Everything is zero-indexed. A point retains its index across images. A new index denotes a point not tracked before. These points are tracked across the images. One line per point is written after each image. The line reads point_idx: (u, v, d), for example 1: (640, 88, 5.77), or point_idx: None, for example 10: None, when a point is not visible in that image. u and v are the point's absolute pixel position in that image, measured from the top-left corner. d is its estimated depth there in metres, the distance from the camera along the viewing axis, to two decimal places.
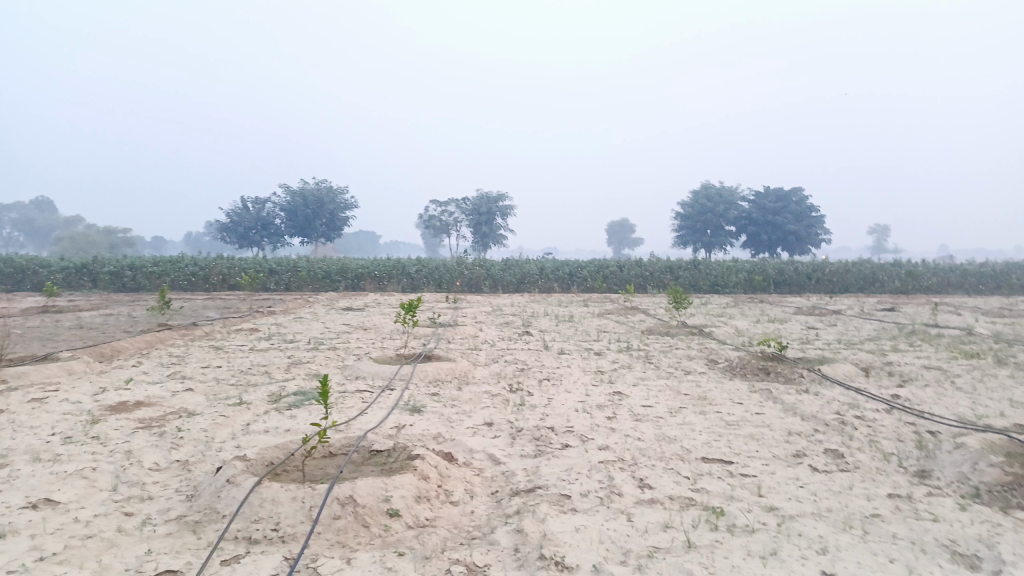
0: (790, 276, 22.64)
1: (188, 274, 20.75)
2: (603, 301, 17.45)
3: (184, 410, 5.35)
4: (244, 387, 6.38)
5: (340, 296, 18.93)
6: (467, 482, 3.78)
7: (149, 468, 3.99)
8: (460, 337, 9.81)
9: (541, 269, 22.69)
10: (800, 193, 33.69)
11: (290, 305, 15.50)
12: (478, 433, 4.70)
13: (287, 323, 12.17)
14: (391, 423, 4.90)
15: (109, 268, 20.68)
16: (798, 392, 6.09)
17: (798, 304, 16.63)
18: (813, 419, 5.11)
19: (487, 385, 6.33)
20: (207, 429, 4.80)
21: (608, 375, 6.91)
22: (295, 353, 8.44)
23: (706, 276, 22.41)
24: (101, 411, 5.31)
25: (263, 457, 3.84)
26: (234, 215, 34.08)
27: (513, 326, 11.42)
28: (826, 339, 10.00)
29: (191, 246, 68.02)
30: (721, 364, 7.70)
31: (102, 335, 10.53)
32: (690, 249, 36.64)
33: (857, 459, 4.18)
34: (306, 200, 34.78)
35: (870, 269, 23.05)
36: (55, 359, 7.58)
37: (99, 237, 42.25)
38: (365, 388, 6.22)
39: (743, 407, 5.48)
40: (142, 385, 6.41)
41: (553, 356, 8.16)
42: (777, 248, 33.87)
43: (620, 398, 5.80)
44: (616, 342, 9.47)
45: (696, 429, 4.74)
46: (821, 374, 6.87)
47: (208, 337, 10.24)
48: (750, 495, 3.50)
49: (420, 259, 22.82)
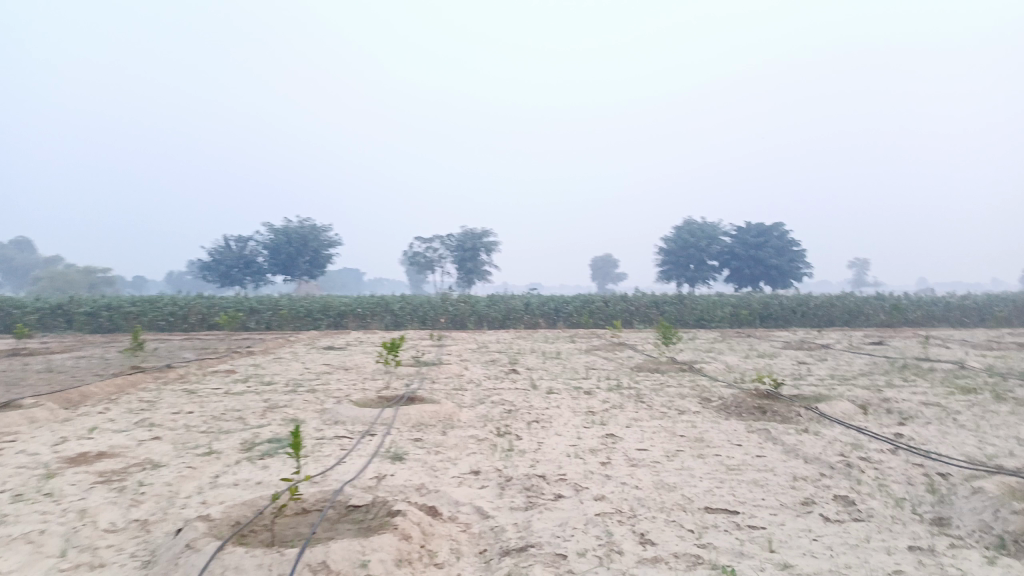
0: (776, 310, 22.58)
1: (166, 314, 20.31)
2: (589, 337, 17.21)
3: (149, 462, 5.00)
4: (216, 434, 6.02)
5: (322, 334, 18.55)
6: (452, 540, 3.47)
7: (104, 529, 3.64)
8: (445, 377, 9.50)
9: (526, 305, 22.47)
10: (782, 227, 33.90)
11: (269, 345, 15.11)
12: (464, 483, 4.40)
13: (267, 363, 11.80)
14: (371, 473, 4.58)
15: (86, 308, 20.22)
16: (797, 432, 5.83)
17: (786, 338, 16.47)
18: (816, 462, 4.86)
19: (473, 428, 6.02)
20: (172, 483, 4.46)
21: (599, 415, 6.63)
22: (272, 395, 8.10)
23: (692, 311, 22.28)
24: (59, 464, 4.94)
25: (229, 516, 3.51)
26: (216, 253, 33.75)
27: (499, 364, 11.12)
28: (818, 375, 9.79)
29: (173, 284, 67.27)
30: (715, 402, 7.43)
31: (72, 378, 10.09)
32: (674, 284, 36.64)
33: (869, 506, 3.92)
34: (289, 238, 34.49)
35: (854, 303, 23.05)
36: (17, 406, 7.18)
37: (78, 276, 41.59)
38: (344, 434, 5.89)
39: (743, 449, 5.21)
40: (107, 434, 6.03)
41: (541, 395, 7.86)
42: (760, 282, 33.93)
43: (614, 441, 5.51)
44: (605, 380, 9.20)
45: (697, 475, 4.47)
46: (820, 412, 6.63)
47: (183, 380, 9.85)
48: (760, 551, 3.22)
49: (404, 296, 22.52)
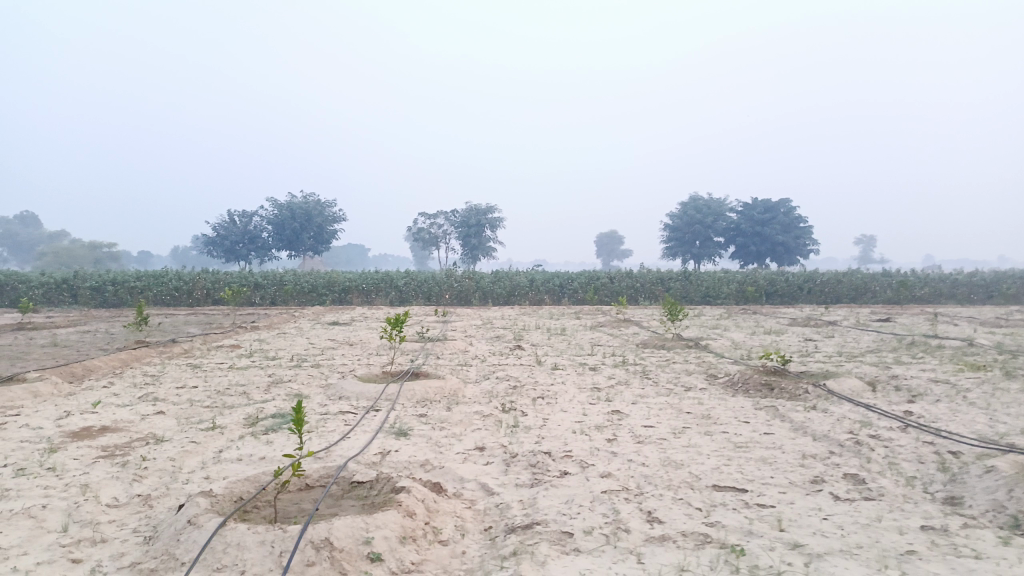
0: (782, 287, 22.46)
1: (171, 289, 20.29)
2: (594, 313, 17.15)
3: (153, 436, 4.97)
4: (219, 409, 5.99)
5: (326, 310, 18.50)
6: (457, 517, 3.42)
7: (106, 504, 3.61)
8: (450, 352, 9.45)
9: (531, 281, 22.38)
10: (789, 204, 33.61)
11: (274, 320, 15.09)
12: (468, 459, 4.36)
13: (271, 338, 11.78)
14: (375, 449, 4.54)
15: (91, 283, 20.22)
16: (805, 409, 5.77)
17: (792, 315, 16.39)
18: (825, 440, 4.80)
19: (478, 404, 5.98)
20: (174, 458, 4.42)
21: (605, 392, 6.58)
22: (276, 370, 8.07)
23: (698, 288, 22.16)
24: (61, 438, 4.91)
25: (232, 492, 3.48)
26: (221, 228, 33.69)
27: (504, 340, 11.07)
28: (826, 352, 9.71)
29: (178, 260, 67.38)
30: (722, 379, 7.38)
31: (76, 353, 10.08)
32: (679, 260, 36.49)
33: (879, 484, 3.86)
34: (293, 213, 34.39)
35: (861, 280, 22.90)
36: (21, 380, 7.16)
37: (83, 252, 41.65)
38: (348, 409, 5.85)
39: (750, 426, 5.15)
40: (110, 408, 6.01)
41: (546, 371, 7.81)
42: (766, 259, 33.74)
43: (620, 418, 5.46)
44: (611, 356, 9.15)
45: (704, 453, 4.41)
46: (828, 389, 6.56)
47: (187, 355, 9.83)
48: (770, 530, 3.17)
49: (408, 271, 22.46)
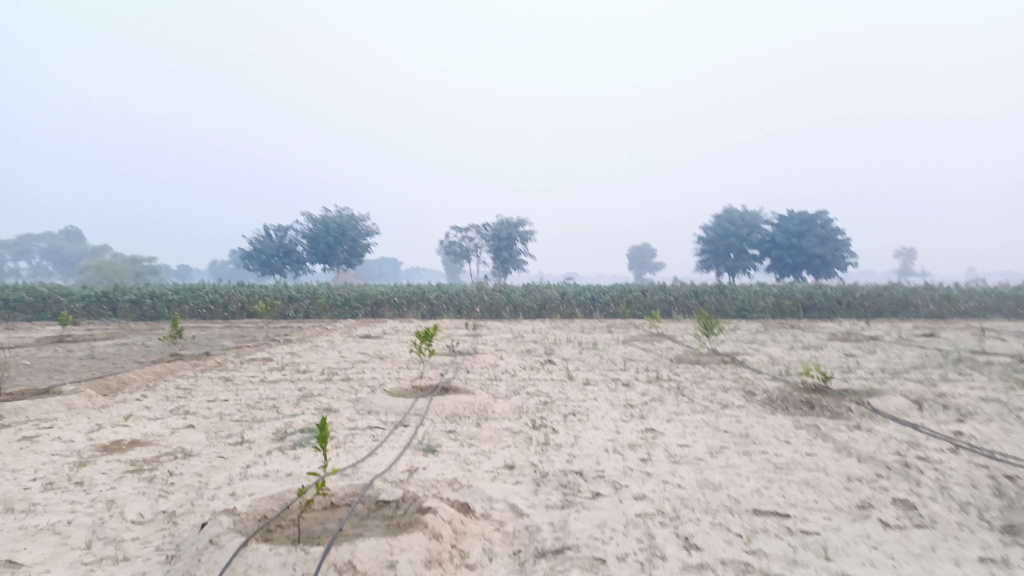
0: (820, 301, 21.97)
1: (207, 302, 20.59)
2: (627, 326, 16.94)
3: (181, 451, 4.95)
4: (249, 423, 5.96)
5: (358, 323, 18.57)
6: (485, 539, 3.30)
7: (132, 520, 3.57)
8: (480, 366, 9.36)
9: (562, 294, 22.24)
10: (826, 216, 32.98)
11: (306, 333, 15.16)
12: (498, 478, 4.24)
13: (303, 352, 11.80)
14: (403, 467, 4.44)
15: (130, 296, 20.61)
16: (848, 429, 5.55)
17: (831, 330, 15.99)
18: (870, 462, 4.59)
19: (508, 421, 5.86)
20: (201, 474, 4.38)
21: (638, 409, 6.41)
22: (306, 384, 8.05)
23: (733, 301, 21.79)
24: (92, 452, 4.91)
25: (256, 510, 3.41)
26: (257, 242, 34.18)
27: (535, 354, 10.94)
28: (868, 368, 9.39)
29: (216, 273, 68.65)
30: (759, 396, 7.15)
31: (112, 365, 10.21)
32: (713, 273, 36.02)
33: (931, 510, 3.65)
34: (327, 227, 34.76)
35: (903, 293, 22.32)
36: (57, 393, 7.24)
37: (124, 265, 42.61)
38: (377, 425, 5.78)
39: (790, 446, 4.95)
40: (141, 422, 6.02)
41: (578, 387, 7.67)
42: (803, 272, 33.12)
43: (654, 436, 5.30)
44: (644, 372, 8.96)
45: (743, 474, 4.24)
46: (871, 408, 6.31)
47: (220, 368, 9.90)
48: (815, 559, 2.99)
49: (440, 285, 22.50)
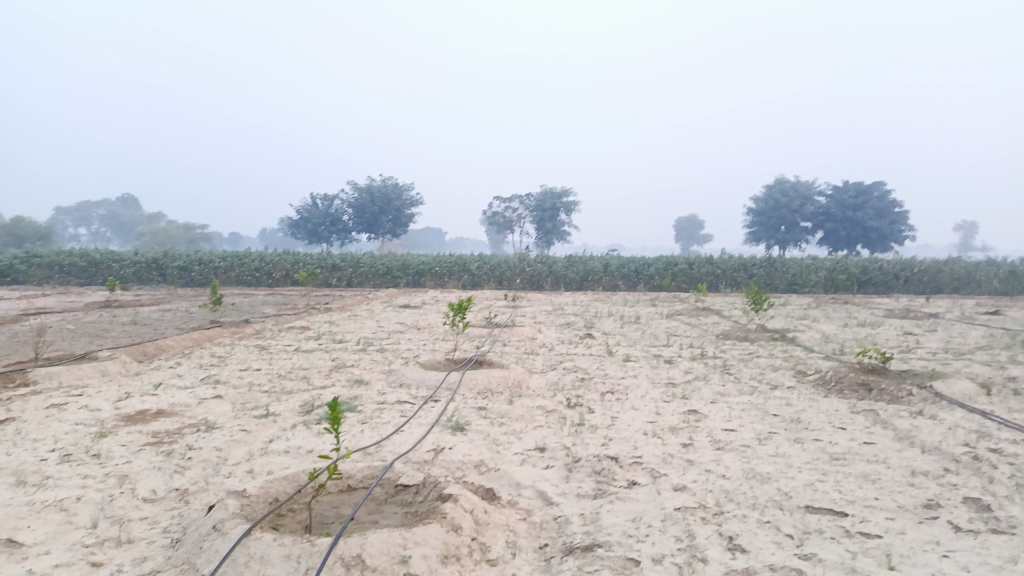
0: (876, 276, 21.08)
1: (253, 269, 20.77)
2: (671, 300, 16.45)
3: (204, 423, 4.81)
4: (277, 394, 5.81)
5: (400, 293, 18.50)
6: (509, 532, 3.05)
7: (142, 499, 3.42)
8: (517, 339, 9.10)
9: (606, 266, 21.81)
10: (884, 187, 31.60)
11: (346, 302, 15.12)
12: (527, 461, 3.97)
13: (342, 321, 11.73)
14: (428, 446, 4.21)
15: (179, 262, 20.92)
16: (910, 416, 5.12)
17: (887, 306, 15.28)
18: (936, 454, 4.18)
19: (542, 398, 5.59)
20: (221, 449, 4.22)
21: (681, 388, 6.07)
22: (340, 354, 7.90)
23: (783, 275, 21.07)
24: (116, 422, 4.81)
25: (268, 493, 3.21)
26: (303, 211, 34.44)
27: (575, 327, 10.63)
28: (929, 348, 8.83)
29: (266, 241, 69.87)
30: (811, 377, 6.74)
31: (153, 331, 10.24)
32: (763, 246, 35.04)
33: (1009, 513, 3.24)
34: (373, 197, 34.76)
35: (965, 268, 21.26)
36: (93, 359, 7.23)
37: (178, 232, 43.58)
38: (406, 399, 5.57)
39: (846, 434, 4.57)
40: (170, 391, 5.92)
41: (618, 363, 7.35)
42: (857, 245, 31.91)
43: (697, 419, 4.96)
44: (688, 348, 8.58)
45: (794, 465, 3.88)
46: (935, 392, 5.84)
47: (257, 336, 9.85)
48: (877, 568, 2.65)
49: (482, 255, 22.27)
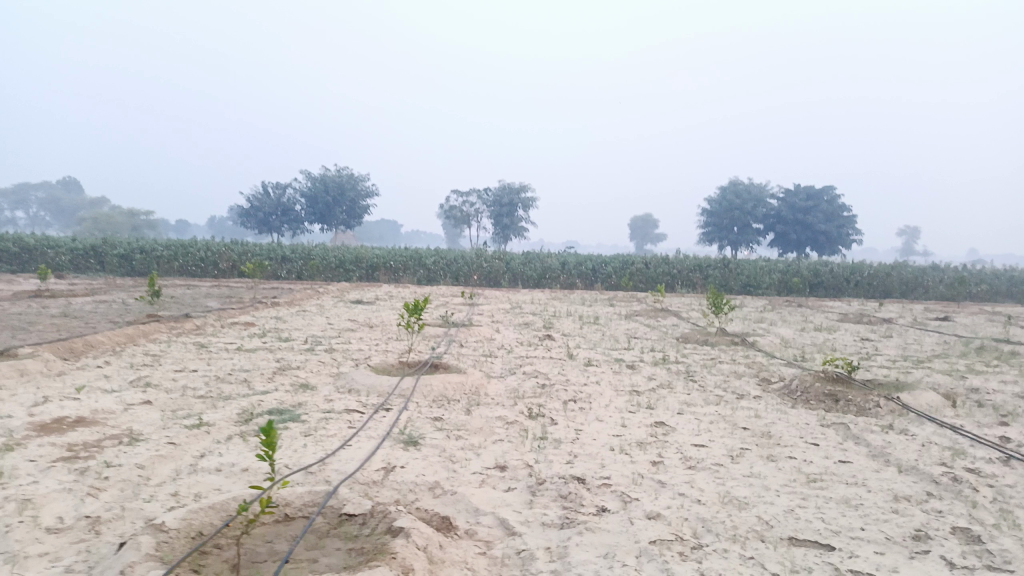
0: (827, 279, 21.33)
1: (198, 259, 19.91)
2: (629, 300, 16.28)
3: (129, 435, 4.34)
4: (213, 400, 5.35)
5: (352, 287, 17.95)
6: (467, 570, 2.70)
7: (47, 529, 2.98)
8: (475, 340, 8.75)
9: (563, 264, 21.60)
10: (833, 192, 32.11)
11: (296, 296, 14.54)
12: (487, 482, 3.64)
13: (290, 317, 11.18)
14: (378, 464, 3.84)
15: (120, 250, 19.92)
16: (882, 430, 4.95)
17: (840, 310, 15.37)
18: (914, 475, 3.99)
19: (501, 407, 5.26)
20: (144, 465, 3.78)
21: (645, 397, 5.81)
22: (286, 355, 7.42)
23: (738, 277, 21.16)
24: (27, 432, 4.30)
25: (192, 527, 2.81)
26: (254, 199, 33.37)
27: (534, 327, 10.34)
28: (888, 356, 8.78)
29: (215, 230, 68.03)
30: (777, 385, 6.56)
31: (84, 325, 9.56)
32: (716, 246, 35.38)
33: (1002, 546, 3.04)
34: (327, 187, 33.89)
35: (912, 274, 21.68)
36: (12, 356, 6.62)
37: (122, 219, 41.82)
38: (355, 407, 5.17)
39: (820, 452, 4.35)
40: (94, 394, 5.40)
41: (579, 368, 7.06)
42: (806, 248, 32.41)
43: (665, 433, 4.69)
44: (650, 352, 8.36)
45: (771, 488, 3.63)
46: (902, 405, 5.71)
47: (197, 332, 9.28)
48: None
49: (438, 249, 21.82)
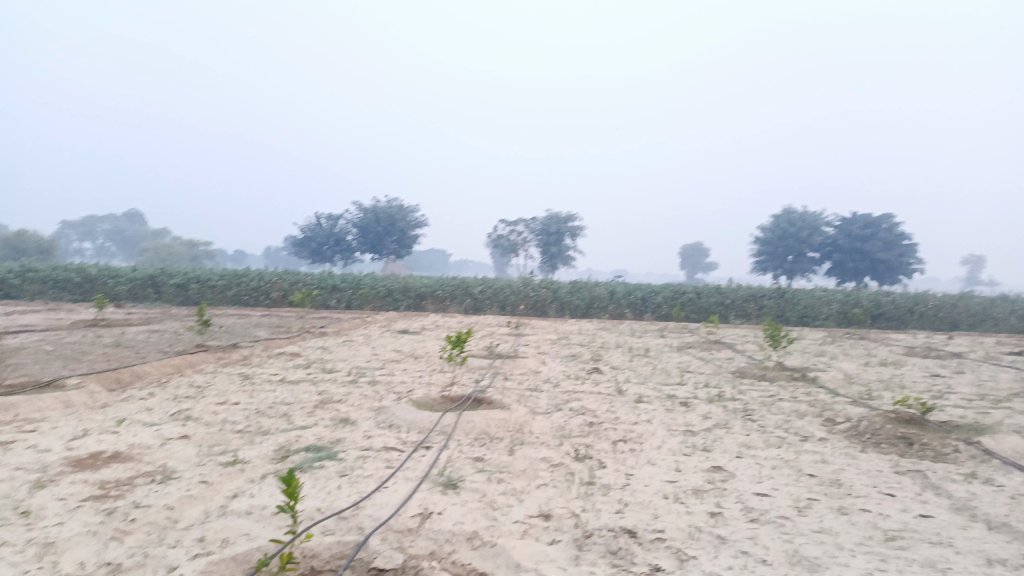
0: (889, 310, 20.45)
1: (250, 288, 20.20)
2: (681, 331, 15.82)
3: (162, 472, 4.21)
4: (251, 435, 5.21)
5: (399, 317, 17.93)
6: None
7: None
8: (520, 373, 8.50)
9: (611, 293, 21.23)
10: (892, 219, 31.02)
11: (343, 326, 14.55)
12: (530, 533, 3.37)
13: (336, 347, 11.12)
14: (413, 510, 3.61)
15: (176, 280, 20.37)
16: (965, 480, 4.50)
17: (905, 343, 14.64)
18: (1007, 534, 3.56)
19: (547, 447, 4.99)
20: (172, 507, 3.63)
21: (700, 438, 5.47)
22: (328, 387, 7.28)
23: (794, 307, 20.44)
24: (61, 468, 4.21)
25: None
26: (308, 230, 33.98)
27: (581, 360, 10.04)
28: (962, 394, 8.19)
29: (270, 259, 69.76)
30: (842, 426, 6.12)
31: (134, 355, 9.64)
32: (770, 275, 34.49)
33: None
34: (377, 217, 34.32)
35: (981, 305, 20.64)
36: (59, 387, 6.64)
37: (182, 249, 43.12)
38: (394, 445, 4.96)
39: (897, 504, 3.95)
40: (134, 428, 5.33)
41: (629, 404, 6.73)
42: (864, 277, 31.30)
43: (723, 480, 4.34)
44: (704, 388, 7.96)
45: (845, 547, 3.27)
46: (984, 449, 5.23)
47: (243, 362, 9.26)
48: None
49: (485, 279, 21.72)
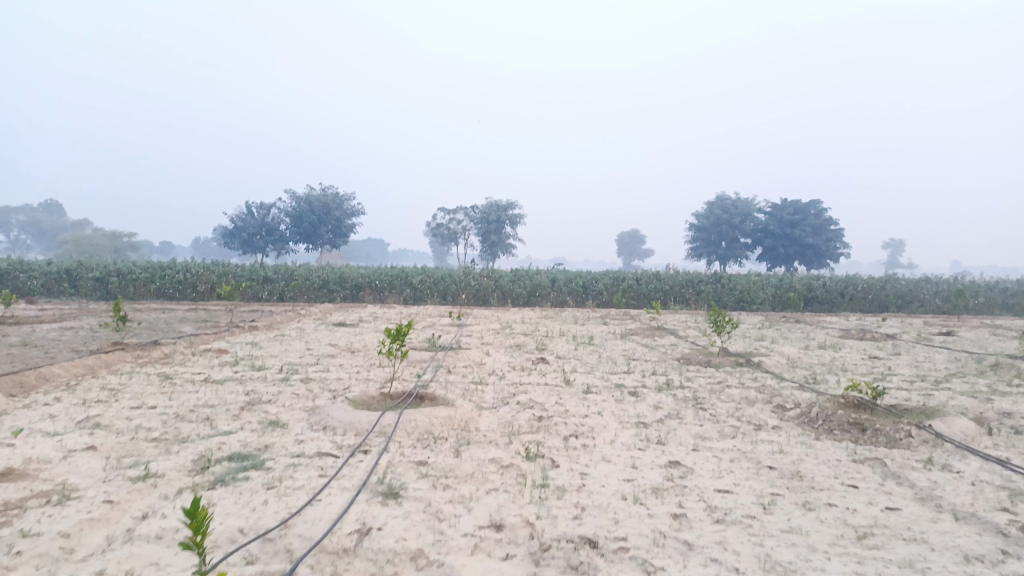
0: (821, 293, 20.91)
1: (175, 281, 19.17)
2: (623, 318, 15.74)
3: (60, 492, 3.70)
4: (167, 444, 4.70)
5: (335, 309, 17.26)
6: None
7: None
8: (463, 366, 8.14)
9: (553, 281, 21.03)
10: (820, 205, 31.81)
11: (276, 320, 13.87)
12: (481, 549, 3.04)
13: (268, 342, 10.52)
14: (350, 526, 3.23)
15: (95, 273, 19.15)
16: (923, 467, 4.39)
17: (840, 325, 14.94)
18: (976, 525, 3.43)
19: (495, 446, 4.66)
20: (69, 533, 3.16)
21: (654, 430, 5.23)
22: (257, 387, 6.76)
23: (731, 292, 20.66)
24: None
25: None
26: (238, 219, 32.64)
27: (526, 349, 9.75)
28: (903, 376, 8.24)
29: (201, 252, 67.22)
30: (794, 413, 5.99)
31: (42, 355, 8.84)
32: (704, 261, 35.04)
33: None
34: (311, 206, 33.24)
35: (907, 286, 21.32)
36: None
37: (104, 241, 40.94)
38: (329, 451, 4.54)
39: (863, 497, 3.79)
40: (33, 440, 4.74)
41: (578, 396, 6.46)
42: (794, 262, 32.08)
43: (683, 476, 4.11)
44: (652, 376, 7.77)
45: (818, 549, 3.06)
46: (935, 434, 5.16)
47: (164, 362, 8.60)
48: None
49: (424, 268, 21.20)
